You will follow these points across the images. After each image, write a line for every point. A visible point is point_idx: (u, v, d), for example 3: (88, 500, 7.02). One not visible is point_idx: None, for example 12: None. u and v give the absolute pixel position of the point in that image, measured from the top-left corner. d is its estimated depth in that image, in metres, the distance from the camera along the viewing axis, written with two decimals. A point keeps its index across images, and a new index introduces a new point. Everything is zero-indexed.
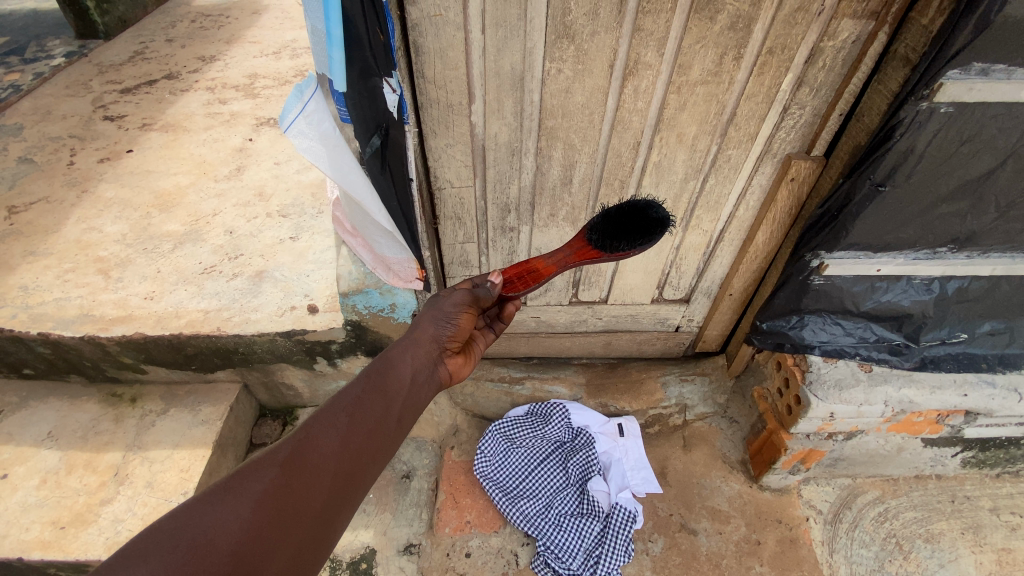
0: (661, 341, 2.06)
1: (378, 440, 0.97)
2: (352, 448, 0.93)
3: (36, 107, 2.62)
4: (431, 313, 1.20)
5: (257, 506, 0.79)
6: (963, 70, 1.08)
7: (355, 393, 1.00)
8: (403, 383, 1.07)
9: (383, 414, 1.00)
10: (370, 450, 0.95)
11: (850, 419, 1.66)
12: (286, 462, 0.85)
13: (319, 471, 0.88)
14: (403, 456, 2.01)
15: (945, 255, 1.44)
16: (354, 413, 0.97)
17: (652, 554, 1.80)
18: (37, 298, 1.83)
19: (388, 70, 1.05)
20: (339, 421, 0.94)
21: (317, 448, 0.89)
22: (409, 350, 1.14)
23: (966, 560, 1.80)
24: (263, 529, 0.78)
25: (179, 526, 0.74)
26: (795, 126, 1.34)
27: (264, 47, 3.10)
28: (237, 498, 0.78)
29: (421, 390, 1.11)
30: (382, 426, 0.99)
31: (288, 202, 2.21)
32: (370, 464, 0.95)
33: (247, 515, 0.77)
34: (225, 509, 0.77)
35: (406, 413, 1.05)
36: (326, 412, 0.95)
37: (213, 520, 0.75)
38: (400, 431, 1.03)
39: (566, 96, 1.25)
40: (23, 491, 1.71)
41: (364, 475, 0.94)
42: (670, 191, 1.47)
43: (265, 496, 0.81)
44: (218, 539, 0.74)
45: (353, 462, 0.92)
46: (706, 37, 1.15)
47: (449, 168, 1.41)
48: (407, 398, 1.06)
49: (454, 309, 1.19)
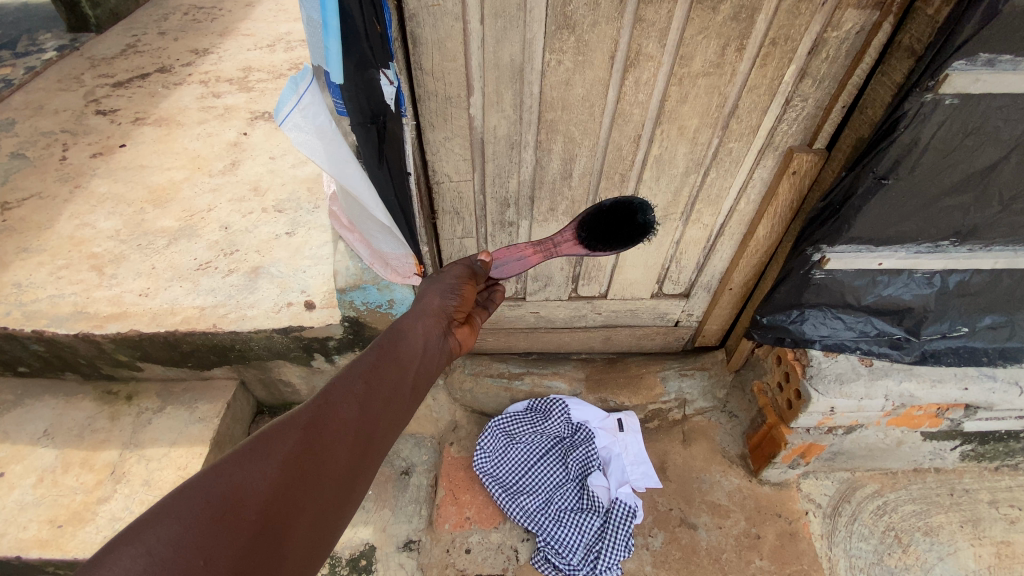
0: (661, 335, 2.05)
1: (396, 405, 0.96)
2: (372, 413, 0.92)
3: (27, 101, 2.58)
4: (436, 286, 1.21)
5: (283, 465, 0.77)
6: (969, 61, 1.07)
7: (369, 362, 1.00)
8: (416, 351, 1.08)
9: (401, 379, 1.00)
10: (389, 415, 0.94)
11: (851, 413, 1.65)
12: (308, 425, 0.83)
13: (342, 433, 0.86)
14: (402, 453, 2.00)
15: (946, 248, 1.43)
16: (370, 379, 0.96)
17: (652, 549, 1.80)
18: (30, 295, 1.80)
19: (384, 62, 1.02)
20: (357, 387, 0.93)
21: (338, 411, 0.88)
22: (418, 321, 1.14)
23: (965, 553, 1.81)
24: (291, 487, 0.77)
25: (204, 485, 0.72)
26: (797, 119, 1.33)
27: (258, 40, 3.06)
28: (262, 458, 0.76)
29: (436, 359, 1.12)
30: (399, 391, 0.98)
31: (284, 197, 2.18)
32: (390, 430, 0.94)
33: (274, 474, 0.76)
34: (252, 468, 0.75)
35: (423, 380, 1.05)
36: (342, 378, 0.94)
37: (240, 477, 0.74)
38: (417, 398, 1.03)
39: (566, 88, 1.23)
40: (19, 490, 1.69)
41: (384, 438, 0.92)
42: (671, 184, 1.46)
43: (290, 455, 0.79)
44: (247, 494, 0.72)
45: (372, 426, 0.90)
46: (709, 28, 1.13)
47: (447, 162, 1.39)
48: (421, 366, 1.06)
49: (457, 281, 1.22)
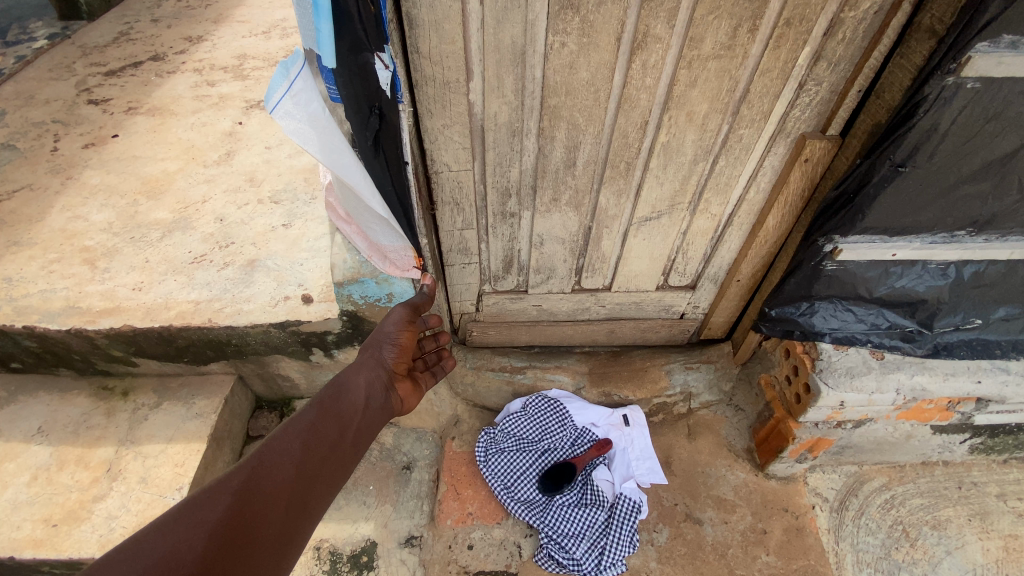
0: (665, 329, 2.00)
1: (332, 463, 1.05)
2: (307, 472, 0.99)
3: (17, 90, 2.53)
4: (378, 341, 1.39)
5: (213, 532, 0.83)
6: (993, 42, 1.03)
7: (308, 419, 1.09)
8: (358, 405, 1.20)
9: (338, 436, 1.09)
10: (325, 474, 1.02)
11: (861, 408, 1.61)
12: (241, 489, 0.90)
13: (274, 495, 0.93)
14: (403, 447, 1.94)
15: (963, 238, 1.39)
16: (308, 439, 1.04)
17: (657, 544, 1.77)
18: (21, 290, 1.76)
19: (379, 44, 0.97)
20: (293, 448, 1.01)
21: (272, 474, 0.95)
22: (361, 378, 1.29)
23: (973, 547, 1.78)
24: (221, 552, 0.82)
25: (129, 558, 0.76)
26: (811, 104, 1.28)
27: (253, 27, 3.00)
28: (192, 528, 0.82)
29: (374, 413, 1.23)
30: (335, 450, 1.07)
31: (280, 188, 2.14)
32: (326, 489, 1.01)
33: (203, 542, 0.81)
34: (179, 538, 0.80)
35: (361, 434, 1.15)
36: (280, 440, 1.01)
37: (168, 547, 0.79)
38: (356, 453, 1.12)
39: (570, 72, 1.18)
40: (14, 488, 1.67)
41: (320, 497, 1.00)
42: (678, 172, 1.41)
43: (220, 522, 0.85)
44: (175, 563, 0.77)
45: (307, 486, 0.98)
46: (720, 8, 1.08)
47: (447, 151, 1.34)
48: (361, 421, 1.17)
49: (396, 333, 1.40)
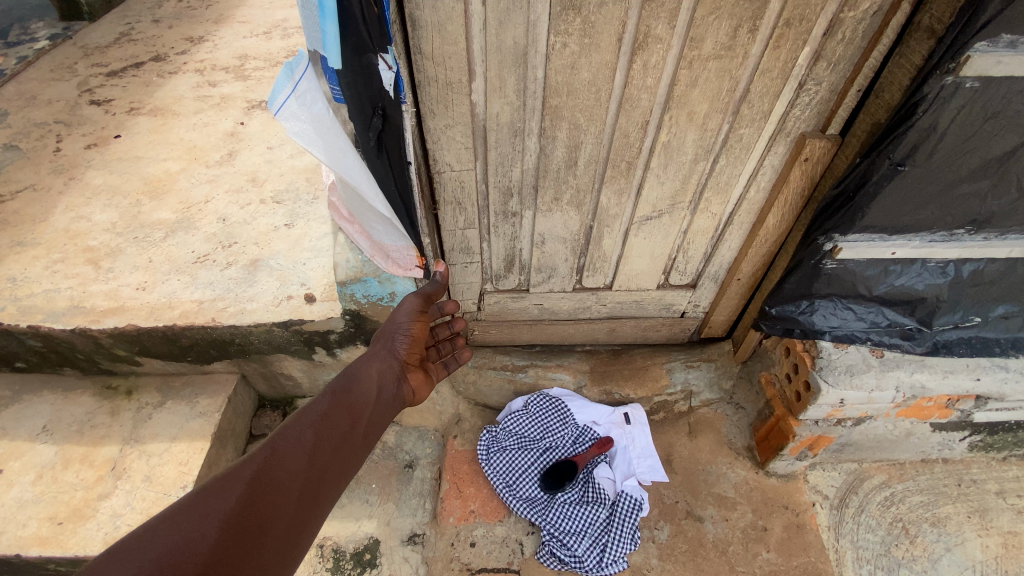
0: (666, 327, 2.01)
1: (344, 454, 1.06)
2: (319, 463, 1.00)
3: (19, 91, 2.53)
4: (390, 329, 1.41)
5: (225, 522, 0.84)
6: (991, 42, 1.04)
7: (320, 410, 1.10)
8: (370, 396, 1.22)
9: (349, 427, 1.10)
10: (336, 465, 1.03)
11: (861, 405, 1.62)
12: (254, 479, 0.91)
13: (285, 488, 0.94)
14: (405, 446, 1.97)
15: (962, 237, 1.40)
16: (320, 430, 1.05)
17: (658, 542, 1.78)
18: (25, 290, 1.77)
19: (382, 46, 0.99)
20: (306, 438, 1.02)
21: (285, 464, 0.96)
22: (374, 368, 1.30)
23: (973, 544, 1.79)
24: (232, 542, 0.83)
25: (142, 546, 0.78)
26: (811, 103, 1.29)
27: (253, 28, 3.01)
28: (204, 518, 0.83)
29: (385, 404, 1.25)
30: (348, 441, 1.08)
31: (282, 188, 2.15)
32: (337, 479, 1.02)
33: (216, 531, 0.82)
34: (191, 527, 0.81)
35: (372, 426, 1.16)
36: (292, 430, 1.02)
37: (180, 536, 0.80)
38: (367, 444, 1.13)
39: (571, 72, 1.19)
40: (20, 487, 1.68)
41: (330, 490, 1.00)
42: (679, 171, 1.42)
43: (233, 512, 0.86)
44: (188, 553, 0.78)
45: (319, 477, 0.99)
46: (721, 8, 1.09)
47: (449, 151, 1.35)
48: (372, 413, 1.18)
49: (407, 321, 1.41)
